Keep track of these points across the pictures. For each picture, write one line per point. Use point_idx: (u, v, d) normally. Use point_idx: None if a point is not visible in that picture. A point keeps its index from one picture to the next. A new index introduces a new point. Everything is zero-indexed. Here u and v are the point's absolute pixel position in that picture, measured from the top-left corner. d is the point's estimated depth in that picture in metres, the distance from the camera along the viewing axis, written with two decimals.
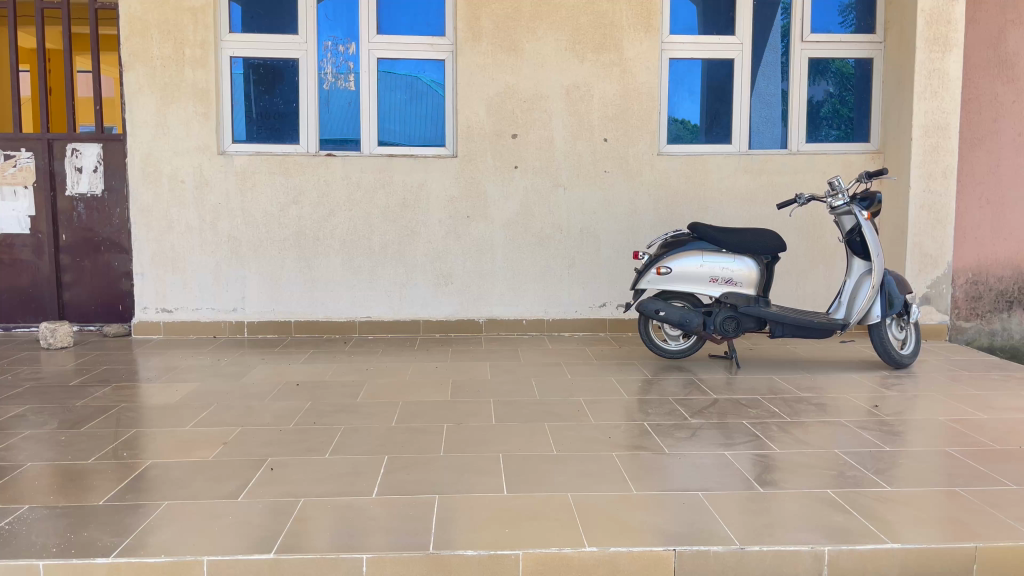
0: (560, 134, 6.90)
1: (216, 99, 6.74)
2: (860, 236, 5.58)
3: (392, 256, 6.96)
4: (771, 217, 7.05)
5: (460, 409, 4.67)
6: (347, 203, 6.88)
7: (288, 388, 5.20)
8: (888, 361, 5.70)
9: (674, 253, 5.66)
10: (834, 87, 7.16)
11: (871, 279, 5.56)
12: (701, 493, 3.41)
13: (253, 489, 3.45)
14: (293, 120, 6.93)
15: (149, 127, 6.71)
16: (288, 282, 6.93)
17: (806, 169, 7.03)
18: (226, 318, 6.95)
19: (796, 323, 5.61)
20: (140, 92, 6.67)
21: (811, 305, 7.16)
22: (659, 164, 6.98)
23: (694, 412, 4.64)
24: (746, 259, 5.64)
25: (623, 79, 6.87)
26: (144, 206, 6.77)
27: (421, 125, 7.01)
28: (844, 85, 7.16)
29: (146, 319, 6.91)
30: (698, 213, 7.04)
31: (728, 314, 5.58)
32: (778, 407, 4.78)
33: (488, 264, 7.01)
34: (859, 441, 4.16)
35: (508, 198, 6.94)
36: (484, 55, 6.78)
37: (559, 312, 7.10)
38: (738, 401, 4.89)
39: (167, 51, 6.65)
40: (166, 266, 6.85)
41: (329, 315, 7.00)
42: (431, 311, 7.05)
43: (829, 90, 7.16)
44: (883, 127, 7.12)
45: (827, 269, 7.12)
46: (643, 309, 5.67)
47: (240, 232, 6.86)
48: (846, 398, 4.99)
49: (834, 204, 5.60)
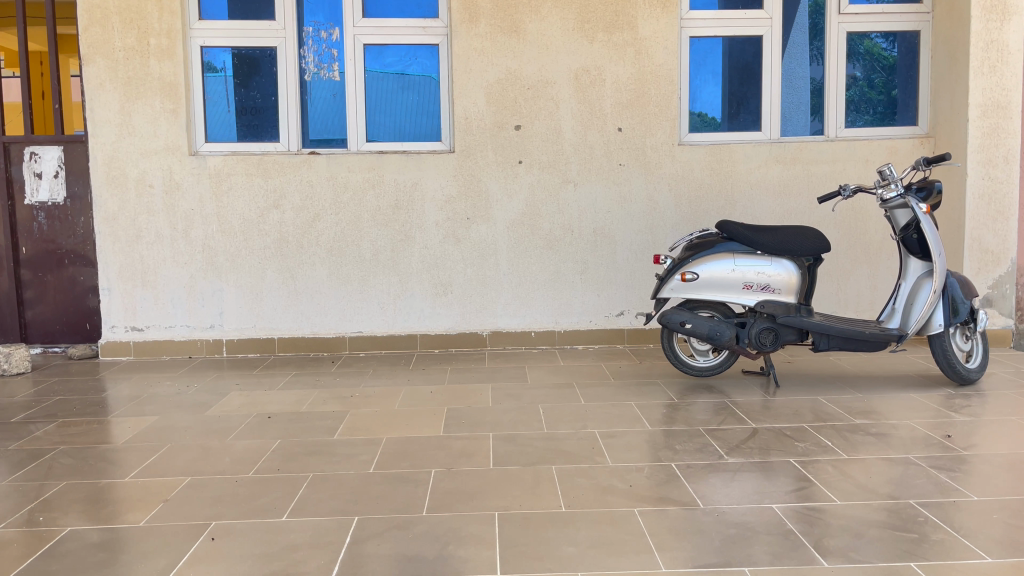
0: (568, 124, 6.18)
1: (185, 95, 6.07)
2: (917, 231, 4.80)
3: (384, 263, 6.26)
4: (808, 213, 6.28)
5: (453, 447, 3.96)
6: (333, 206, 6.20)
7: (258, 421, 4.50)
8: (954, 377, 4.89)
9: (701, 257, 4.92)
10: (872, 69, 6.39)
11: (932, 282, 4.78)
12: (748, 569, 2.67)
13: (184, 571, 2.75)
14: (272, 115, 6.26)
15: (112, 127, 6.05)
16: (270, 295, 6.25)
17: (845, 156, 6.27)
18: (203, 337, 6.27)
19: (843, 335, 4.86)
20: (101, 88, 6.01)
21: (854, 310, 6.39)
22: (680, 154, 6.24)
23: (731, 449, 3.88)
24: (784, 261, 4.89)
25: (637, 61, 6.13)
26: (109, 213, 6.11)
27: (415, 119, 6.31)
28: (883, 67, 6.39)
29: (113, 339, 6.24)
30: (724, 210, 6.29)
31: (764, 326, 4.85)
32: (830, 438, 4.02)
33: (491, 272, 6.30)
34: (935, 486, 3.40)
35: (512, 198, 6.22)
36: (483, 38, 6.07)
37: (572, 323, 6.38)
38: (781, 432, 4.14)
39: (129, 41, 5.99)
40: (134, 280, 6.19)
41: (315, 330, 6.30)
42: (428, 324, 6.34)
43: (866, 72, 6.39)
44: (932, 108, 6.33)
45: (871, 269, 6.35)
46: (666, 321, 4.91)
47: (215, 241, 6.18)
48: (909, 426, 4.22)
49: (885, 195, 4.82)
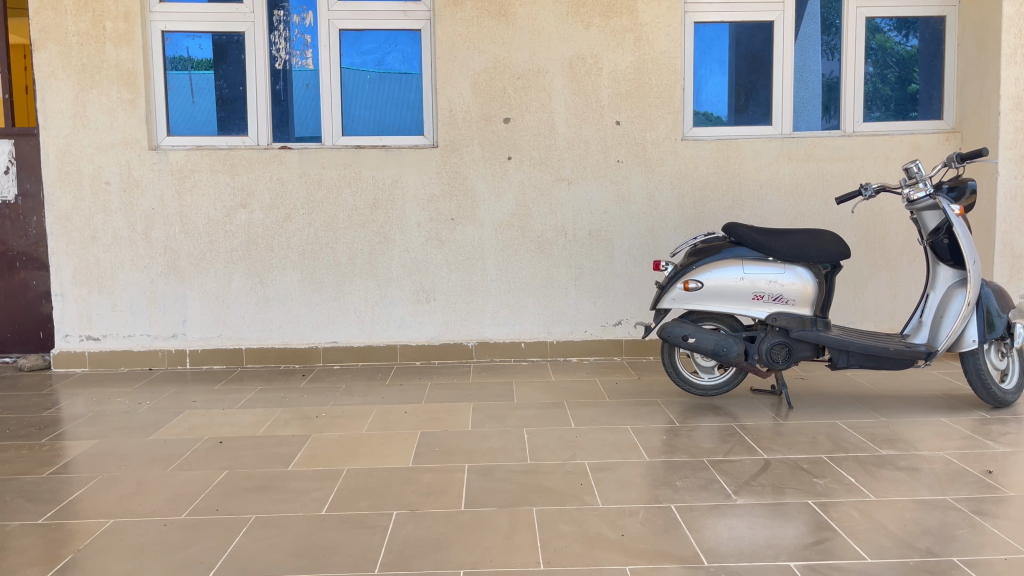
0: (562, 117, 5.68)
1: (144, 84, 5.58)
2: (948, 236, 4.30)
3: (362, 268, 5.77)
4: (823, 215, 5.78)
5: (421, 483, 3.46)
6: (306, 206, 5.70)
7: (208, 447, 4.01)
8: (988, 399, 4.38)
9: (706, 263, 4.42)
10: (884, 64, 5.89)
11: (965, 292, 4.27)
12: None
13: None
14: (241, 107, 5.77)
15: (64, 119, 5.56)
16: (237, 301, 5.76)
17: (863, 153, 5.77)
18: (164, 347, 5.78)
19: (865, 352, 4.35)
20: (53, 77, 5.52)
21: (871, 321, 5.88)
22: (684, 151, 5.73)
23: (741, 487, 3.37)
24: (799, 269, 4.39)
25: (637, 48, 5.63)
26: (62, 213, 5.63)
27: (395, 111, 5.81)
28: (895, 62, 5.89)
29: (67, 349, 5.75)
30: (731, 210, 5.78)
31: (776, 341, 4.35)
32: (853, 474, 3.51)
33: (478, 277, 5.80)
34: (981, 538, 2.88)
35: (500, 197, 5.72)
36: (468, 23, 5.57)
37: (565, 333, 5.88)
38: (796, 465, 3.63)
39: (84, 25, 5.50)
40: (89, 285, 5.70)
41: (287, 340, 5.82)
42: (409, 333, 5.85)
43: (878, 67, 5.89)
44: (958, 100, 5.82)
45: (891, 276, 5.84)
46: (667, 335, 4.41)
47: (178, 243, 5.70)
48: (943, 458, 3.71)
49: (913, 195, 4.32)
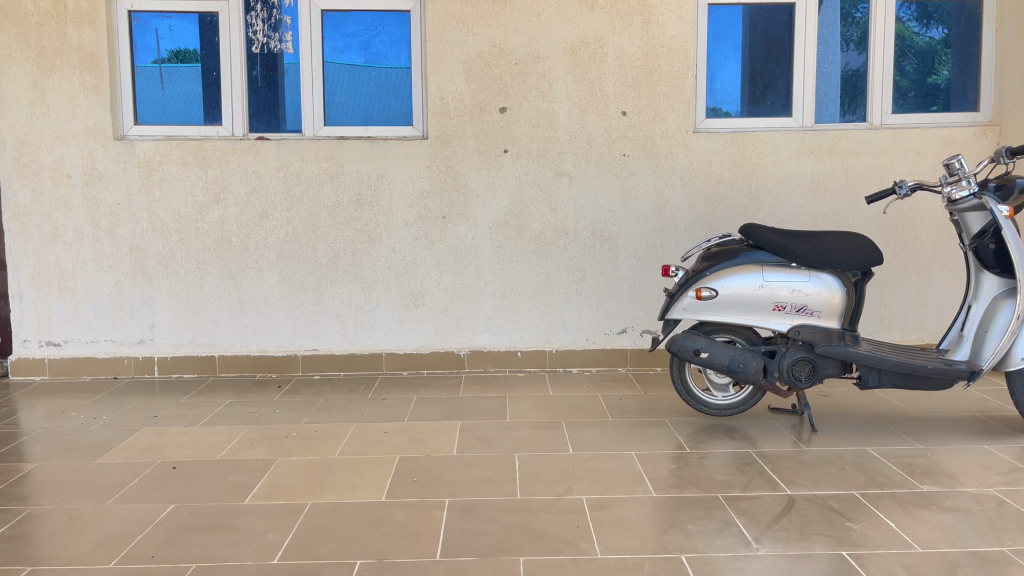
0: (563, 107, 5.21)
1: (108, 68, 5.13)
2: (996, 240, 3.82)
3: (344, 270, 5.31)
4: (847, 215, 5.31)
5: (393, 522, 3.01)
6: (284, 201, 5.25)
7: (158, 474, 3.57)
8: None
9: (721, 269, 3.96)
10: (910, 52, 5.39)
11: (1014, 304, 3.79)
12: None
13: None
14: (215, 93, 5.31)
15: (22, 106, 5.12)
16: (210, 305, 5.32)
17: (892, 148, 5.29)
18: (131, 354, 5.35)
19: (899, 370, 3.89)
20: (9, 60, 5.07)
21: (899, 331, 5.40)
22: (696, 144, 5.26)
23: (762, 532, 2.91)
24: (827, 276, 3.90)
25: (646, 31, 5.15)
26: (20, 207, 5.20)
27: (382, 99, 5.35)
28: (923, 50, 5.39)
29: (26, 355, 5.33)
30: (747, 210, 5.31)
31: (799, 357, 3.89)
32: (892, 517, 3.04)
33: (471, 280, 5.34)
34: None
35: (495, 193, 5.26)
36: (461, 3, 5.11)
37: (565, 342, 5.42)
38: (825, 504, 3.16)
39: (42, 4, 5.04)
40: (50, 286, 5.28)
41: (264, 347, 5.38)
42: (395, 341, 5.40)
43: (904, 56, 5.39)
44: (997, 91, 5.32)
45: (921, 282, 5.36)
46: (676, 348, 3.95)
47: (145, 241, 5.25)
48: (993, 496, 3.24)
49: (955, 194, 3.85)
